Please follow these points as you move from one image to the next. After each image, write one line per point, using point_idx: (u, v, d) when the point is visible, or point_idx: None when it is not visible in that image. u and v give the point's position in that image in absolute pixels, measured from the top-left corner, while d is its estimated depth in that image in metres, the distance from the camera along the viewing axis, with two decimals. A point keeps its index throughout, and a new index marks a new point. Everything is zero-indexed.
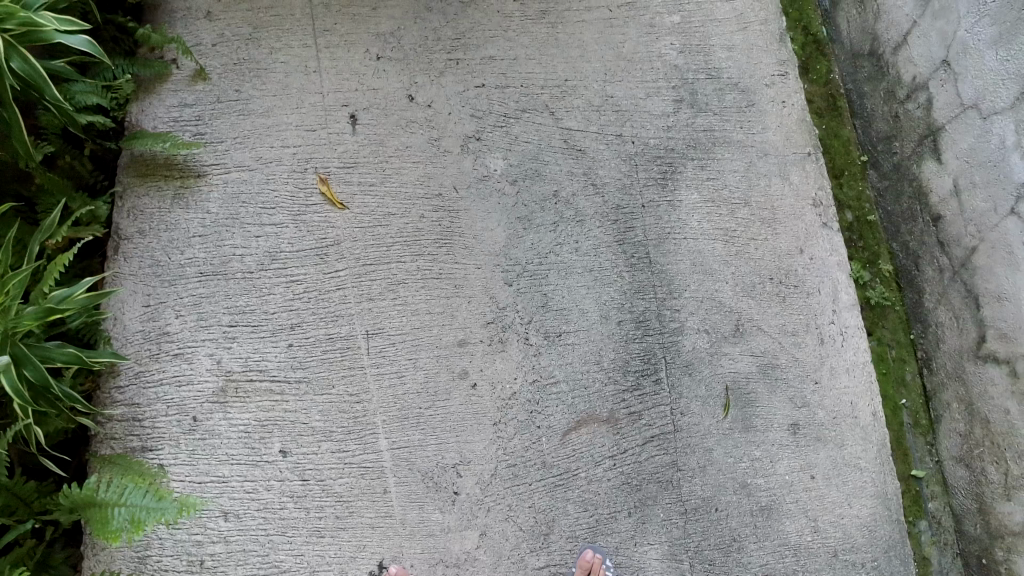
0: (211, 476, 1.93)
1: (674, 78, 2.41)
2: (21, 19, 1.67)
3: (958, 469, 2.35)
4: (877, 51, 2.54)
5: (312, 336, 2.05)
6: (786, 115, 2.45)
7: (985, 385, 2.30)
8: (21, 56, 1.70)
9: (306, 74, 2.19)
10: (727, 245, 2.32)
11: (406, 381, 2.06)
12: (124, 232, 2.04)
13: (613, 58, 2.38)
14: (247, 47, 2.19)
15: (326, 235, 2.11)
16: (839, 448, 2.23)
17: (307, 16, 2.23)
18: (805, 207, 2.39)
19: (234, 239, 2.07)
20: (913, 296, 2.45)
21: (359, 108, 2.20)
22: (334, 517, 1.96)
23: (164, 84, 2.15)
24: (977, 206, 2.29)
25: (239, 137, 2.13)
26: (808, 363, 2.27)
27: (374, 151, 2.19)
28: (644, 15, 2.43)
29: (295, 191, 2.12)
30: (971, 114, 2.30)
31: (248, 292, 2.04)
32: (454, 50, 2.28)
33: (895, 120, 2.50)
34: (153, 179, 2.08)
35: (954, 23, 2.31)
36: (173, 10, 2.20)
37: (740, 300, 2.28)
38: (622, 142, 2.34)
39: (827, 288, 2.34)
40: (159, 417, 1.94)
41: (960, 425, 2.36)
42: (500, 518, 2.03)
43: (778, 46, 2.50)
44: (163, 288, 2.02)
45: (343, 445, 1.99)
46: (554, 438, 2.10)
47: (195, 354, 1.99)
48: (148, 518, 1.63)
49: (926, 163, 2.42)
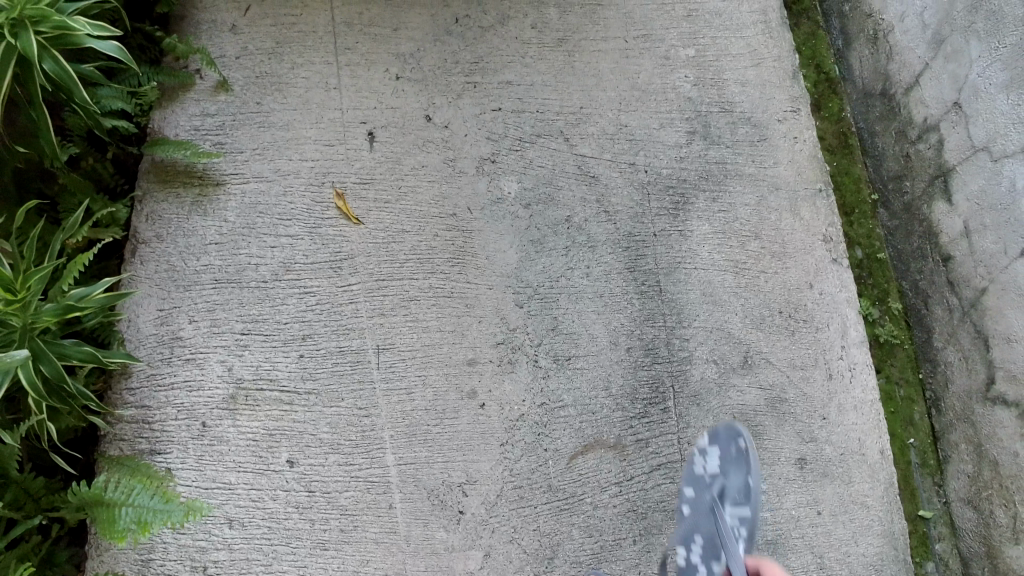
0: (217, 482, 1.92)
1: (687, 110, 2.45)
2: (55, 23, 1.68)
3: (965, 510, 2.31)
4: (889, 91, 2.56)
5: (323, 348, 2.05)
6: (798, 151, 2.48)
7: (994, 426, 2.24)
8: (54, 57, 1.72)
9: (326, 90, 2.23)
10: (738, 276, 2.34)
11: (415, 398, 2.06)
12: (141, 236, 2.06)
13: (628, 88, 2.42)
14: (270, 60, 2.23)
15: (341, 249, 2.13)
16: (845, 485, 2.23)
17: (330, 34, 2.28)
18: (815, 242, 2.41)
19: (249, 249, 2.09)
20: (922, 335, 2.45)
21: (378, 126, 2.23)
22: (338, 531, 1.94)
23: (187, 93, 2.18)
24: (987, 247, 2.25)
25: (259, 148, 2.16)
26: (816, 398, 2.28)
27: (390, 168, 2.21)
28: (659, 48, 2.48)
29: (312, 204, 2.14)
30: (982, 157, 2.25)
31: (261, 302, 2.06)
32: (472, 73, 2.32)
33: (906, 160, 2.51)
34: (173, 186, 2.10)
35: (966, 66, 2.28)
36: (199, 22, 2.24)
37: (749, 332, 2.30)
38: (635, 171, 2.37)
39: (836, 324, 2.35)
40: (169, 421, 1.94)
41: (969, 467, 2.32)
42: (505, 540, 2.01)
43: (791, 83, 2.54)
44: (178, 293, 2.03)
45: (350, 458, 1.99)
46: (561, 461, 2.09)
47: (207, 360, 1.99)
48: (154, 521, 1.63)
49: (936, 204, 2.40)
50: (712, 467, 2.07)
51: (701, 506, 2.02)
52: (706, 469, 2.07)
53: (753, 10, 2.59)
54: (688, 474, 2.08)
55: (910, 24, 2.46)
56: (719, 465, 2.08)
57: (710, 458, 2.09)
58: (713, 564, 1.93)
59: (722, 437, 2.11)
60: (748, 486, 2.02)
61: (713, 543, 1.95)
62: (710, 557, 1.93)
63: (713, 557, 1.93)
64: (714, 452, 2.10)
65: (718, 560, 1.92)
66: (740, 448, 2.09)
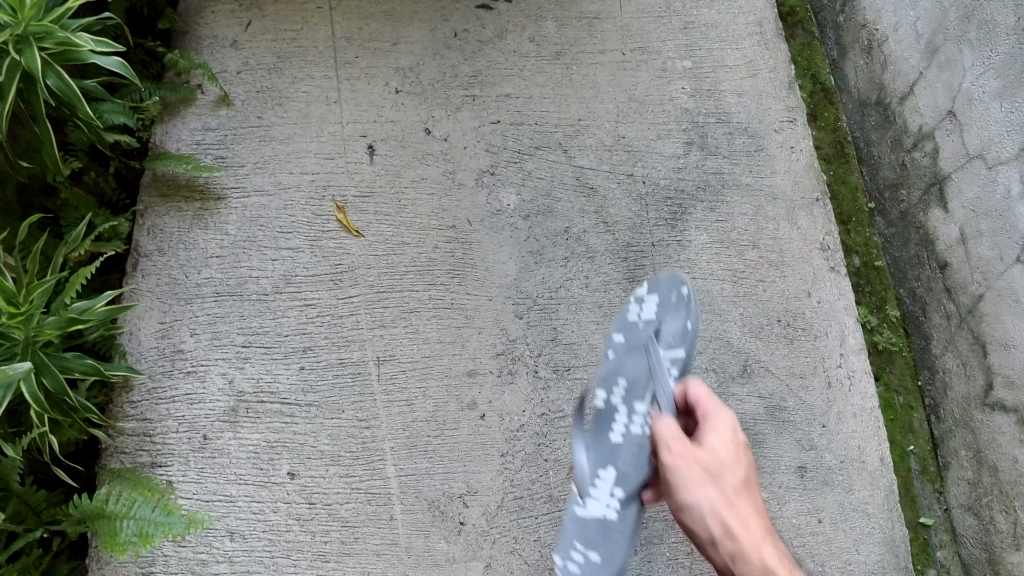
0: (218, 495, 1.93)
1: (684, 121, 2.47)
2: (59, 39, 1.71)
3: (966, 518, 2.30)
4: (884, 101, 2.58)
5: (324, 360, 2.06)
6: (794, 161, 2.50)
7: (993, 433, 2.23)
8: (57, 73, 1.74)
9: (327, 104, 2.26)
10: (736, 286, 2.35)
11: (416, 410, 2.06)
12: (143, 249, 2.08)
13: (626, 99, 2.45)
14: (271, 75, 2.25)
15: (342, 261, 2.14)
16: (846, 492, 2.23)
17: (330, 49, 2.31)
18: (812, 250, 2.42)
19: (251, 262, 2.11)
20: (921, 343, 2.45)
21: (378, 139, 2.25)
22: (339, 543, 1.94)
23: (189, 108, 2.20)
24: (983, 253, 2.26)
25: (260, 162, 2.18)
26: (816, 407, 2.28)
27: (390, 181, 2.23)
28: (656, 60, 2.51)
29: (312, 216, 2.16)
30: (977, 164, 2.26)
31: (262, 314, 2.07)
32: (471, 86, 2.35)
33: (901, 168, 2.52)
34: (174, 200, 2.12)
35: (960, 75, 2.30)
36: (200, 37, 2.27)
37: (748, 341, 2.30)
38: (633, 182, 2.38)
39: (835, 332, 2.36)
40: (170, 434, 1.95)
41: (969, 473, 2.31)
42: (506, 551, 2.01)
43: (787, 93, 2.57)
44: (180, 306, 2.05)
45: (351, 470, 1.99)
46: (561, 471, 2.09)
47: (208, 373, 2.01)
48: (156, 533, 1.64)
49: (932, 211, 2.41)
50: (649, 311, 1.93)
51: (632, 351, 1.89)
52: (640, 314, 1.94)
53: (749, 22, 2.62)
54: (623, 320, 1.96)
55: (904, 34, 2.49)
56: (659, 308, 1.93)
57: (650, 303, 1.94)
58: (631, 405, 1.81)
59: (664, 284, 1.94)
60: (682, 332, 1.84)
61: (636, 387, 1.82)
62: (632, 401, 1.81)
63: (634, 400, 1.81)
64: (652, 301, 1.94)
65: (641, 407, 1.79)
66: (681, 296, 1.90)
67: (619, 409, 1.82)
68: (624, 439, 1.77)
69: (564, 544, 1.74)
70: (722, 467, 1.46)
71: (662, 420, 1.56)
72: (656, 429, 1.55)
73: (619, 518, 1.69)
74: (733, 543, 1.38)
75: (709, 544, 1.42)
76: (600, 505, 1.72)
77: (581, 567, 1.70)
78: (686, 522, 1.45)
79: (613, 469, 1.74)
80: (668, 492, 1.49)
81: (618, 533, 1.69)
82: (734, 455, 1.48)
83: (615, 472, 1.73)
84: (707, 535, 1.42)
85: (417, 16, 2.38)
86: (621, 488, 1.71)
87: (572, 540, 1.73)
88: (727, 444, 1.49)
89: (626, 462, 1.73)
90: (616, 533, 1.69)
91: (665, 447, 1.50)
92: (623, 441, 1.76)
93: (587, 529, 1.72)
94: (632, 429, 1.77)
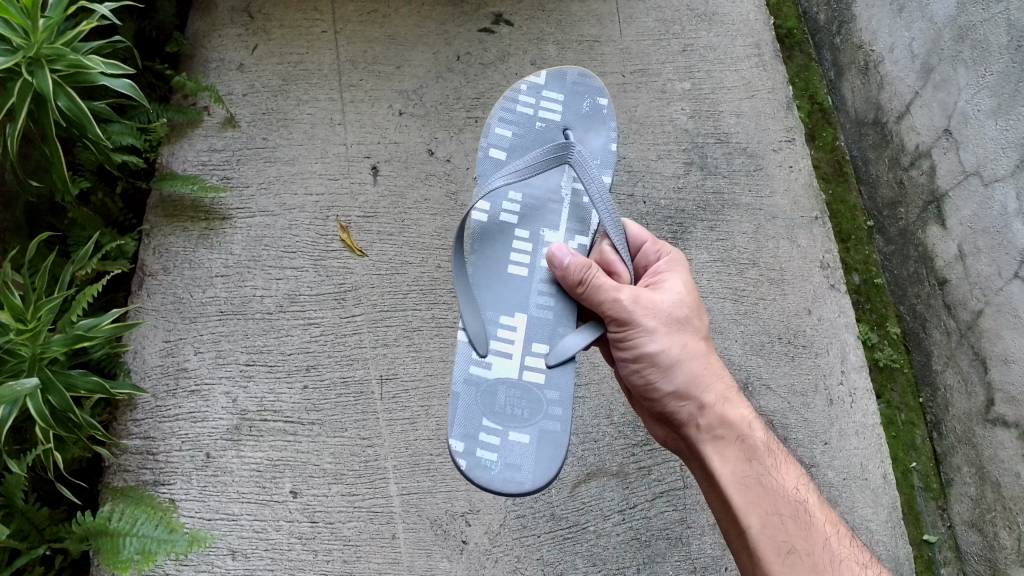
0: (220, 513, 1.92)
1: (684, 141, 2.50)
2: (71, 61, 1.75)
3: (970, 535, 2.27)
4: (880, 120, 2.60)
5: (327, 379, 2.07)
6: (793, 180, 2.53)
7: (995, 448, 2.22)
8: (68, 94, 1.77)
9: (332, 126, 2.30)
10: (736, 304, 2.36)
11: (419, 428, 2.06)
12: (148, 268, 2.10)
13: (626, 120, 2.49)
14: (277, 97, 2.30)
15: (345, 280, 2.16)
16: (849, 510, 2.21)
17: (335, 72, 2.35)
18: (812, 268, 2.44)
19: (255, 281, 2.13)
20: (922, 359, 2.44)
21: (381, 160, 2.28)
22: (341, 561, 1.93)
23: (195, 130, 2.24)
24: (981, 269, 2.27)
25: (265, 182, 2.22)
26: (817, 424, 2.28)
27: (393, 202, 2.26)
28: (655, 82, 2.55)
29: (317, 236, 2.19)
30: (973, 182, 2.29)
31: (265, 333, 2.09)
32: (473, 108, 2.38)
33: (899, 186, 2.53)
34: (181, 220, 2.15)
35: (954, 94, 2.34)
36: (208, 61, 2.32)
37: (749, 358, 2.31)
38: (634, 202, 2.41)
39: (835, 349, 2.36)
40: (173, 452, 1.95)
41: (972, 489, 2.28)
42: (508, 570, 1.99)
43: (785, 114, 2.60)
44: (183, 324, 2.07)
45: (354, 488, 1.99)
46: (563, 489, 2.07)
47: (211, 392, 2.02)
48: (159, 550, 1.63)
49: (931, 228, 2.43)
50: (545, 104, 2.10)
51: (526, 147, 2.04)
52: (535, 105, 2.09)
53: (747, 44, 2.66)
54: (512, 110, 2.07)
55: (899, 56, 2.53)
56: (560, 109, 2.10)
57: (550, 99, 2.11)
58: (532, 223, 1.97)
59: (570, 86, 2.13)
60: (593, 146, 2.08)
61: (536, 193, 1.99)
62: (534, 212, 1.98)
63: (535, 210, 1.98)
64: (551, 98, 2.10)
65: (545, 226, 1.96)
66: (592, 104, 2.12)
67: (516, 220, 1.96)
68: (527, 274, 1.92)
69: (468, 419, 1.76)
70: (688, 316, 1.76)
71: (600, 273, 1.78)
72: (596, 278, 1.76)
73: (542, 388, 1.82)
74: (697, 397, 1.70)
75: (675, 394, 1.71)
76: (511, 365, 1.83)
77: (496, 457, 1.74)
78: (652, 369, 1.72)
79: (522, 315, 1.88)
80: (623, 338, 1.74)
81: (552, 412, 1.80)
82: (696, 307, 1.79)
83: (526, 326, 1.86)
84: (673, 385, 1.71)
85: (420, 39, 2.43)
86: (534, 342, 1.86)
87: (482, 415, 1.77)
88: (690, 299, 1.80)
89: (536, 308, 1.89)
90: (538, 397, 1.81)
91: (628, 300, 1.72)
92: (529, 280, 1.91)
93: (497, 395, 1.80)
94: (534, 255, 1.93)
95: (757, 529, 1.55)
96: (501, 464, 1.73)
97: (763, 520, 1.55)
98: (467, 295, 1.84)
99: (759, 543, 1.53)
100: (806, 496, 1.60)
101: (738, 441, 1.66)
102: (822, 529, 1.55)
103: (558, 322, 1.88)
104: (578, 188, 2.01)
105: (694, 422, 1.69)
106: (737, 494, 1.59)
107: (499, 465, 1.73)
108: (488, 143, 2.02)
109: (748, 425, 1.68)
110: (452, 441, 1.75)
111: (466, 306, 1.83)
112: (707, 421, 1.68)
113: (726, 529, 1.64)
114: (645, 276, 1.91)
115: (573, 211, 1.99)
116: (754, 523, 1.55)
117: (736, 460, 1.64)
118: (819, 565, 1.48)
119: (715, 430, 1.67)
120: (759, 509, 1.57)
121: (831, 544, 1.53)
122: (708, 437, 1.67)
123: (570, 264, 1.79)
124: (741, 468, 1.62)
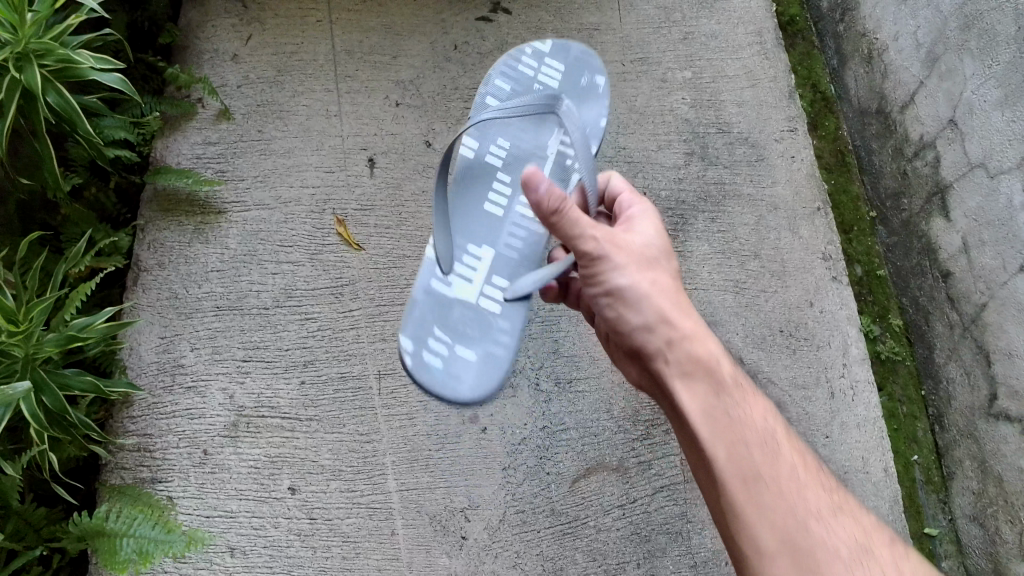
0: (219, 510, 1.92)
1: (684, 131, 2.47)
2: (59, 56, 1.72)
3: (972, 528, 2.26)
4: (884, 110, 2.57)
5: (324, 374, 2.06)
6: (795, 170, 2.50)
7: (997, 443, 2.18)
8: (57, 90, 1.75)
9: (327, 117, 2.27)
10: (737, 296, 2.34)
11: (417, 424, 2.05)
12: (143, 264, 2.09)
13: (625, 110, 2.46)
14: (273, 89, 2.28)
15: (342, 275, 2.15)
16: (849, 503, 2.20)
17: (330, 62, 2.32)
18: (814, 260, 2.41)
19: (251, 276, 2.11)
20: (924, 351, 2.43)
21: (378, 152, 2.26)
22: (340, 558, 1.93)
23: (190, 122, 2.22)
24: (985, 263, 2.23)
25: (261, 175, 2.19)
26: (818, 417, 2.26)
27: (391, 195, 2.24)
28: (656, 71, 2.52)
29: (314, 230, 2.17)
30: (979, 173, 2.24)
31: (262, 328, 2.07)
32: (471, 98, 2.36)
33: (903, 177, 2.51)
34: (175, 214, 2.13)
35: (960, 84, 2.29)
36: (201, 52, 2.30)
37: (750, 352, 2.29)
38: (634, 193, 2.39)
39: (837, 342, 2.34)
40: (170, 449, 1.95)
41: (974, 483, 2.27)
42: (507, 565, 1.98)
43: (787, 103, 2.57)
44: (180, 320, 2.05)
45: (352, 485, 1.98)
46: (563, 485, 2.07)
47: (208, 388, 2.01)
48: (155, 551, 1.63)
49: (935, 220, 2.40)
50: (546, 70, 2.11)
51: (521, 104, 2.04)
52: (536, 68, 2.09)
53: (748, 32, 2.63)
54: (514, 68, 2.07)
55: (904, 44, 2.49)
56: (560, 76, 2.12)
57: (551, 66, 2.12)
58: (515, 171, 1.98)
59: (572, 58, 2.15)
60: (586, 115, 2.09)
61: (523, 145, 2.00)
62: (517, 162, 1.99)
63: (518, 161, 1.99)
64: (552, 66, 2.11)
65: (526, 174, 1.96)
66: (588, 79, 2.13)
67: (500, 164, 1.98)
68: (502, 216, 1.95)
69: (420, 329, 1.84)
70: (657, 257, 1.62)
71: None
72: None
73: (494, 316, 1.87)
74: (666, 330, 1.51)
75: (642, 329, 1.54)
76: (470, 289, 1.88)
77: (438, 368, 1.81)
78: (618, 302, 1.56)
79: (490, 249, 1.92)
80: (592, 270, 1.59)
81: (500, 338, 1.86)
82: (666, 249, 1.66)
83: (492, 259, 1.91)
84: (640, 318, 1.54)
85: (417, 28, 2.40)
86: (496, 275, 1.91)
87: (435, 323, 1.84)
88: (660, 243, 1.66)
89: (505, 247, 1.93)
90: (488, 323, 1.86)
91: (596, 231, 1.59)
92: (511, 216, 1.95)
93: (451, 311, 1.86)
94: (513, 201, 1.97)
95: (725, 465, 1.39)
96: (442, 377, 1.80)
97: (732, 455, 1.39)
98: (443, 215, 1.83)
99: (727, 481, 1.37)
100: (778, 442, 1.45)
101: (708, 376, 1.47)
102: (791, 470, 1.41)
103: (522, 264, 1.92)
104: (564, 148, 2.02)
105: (662, 356, 1.51)
106: (706, 430, 1.42)
107: (439, 376, 1.80)
108: (486, 92, 2.02)
109: (719, 361, 1.50)
110: (403, 340, 1.83)
111: (439, 225, 1.84)
112: (679, 354, 1.49)
113: (693, 468, 1.48)
114: (619, 218, 1.77)
115: (555, 169, 2.00)
116: (721, 458, 1.39)
117: (706, 395, 1.45)
118: (789, 504, 1.35)
119: (684, 366, 1.48)
120: (729, 444, 1.40)
121: (803, 492, 1.39)
122: (676, 372, 1.49)
123: (545, 193, 1.53)
124: (712, 403, 1.44)
